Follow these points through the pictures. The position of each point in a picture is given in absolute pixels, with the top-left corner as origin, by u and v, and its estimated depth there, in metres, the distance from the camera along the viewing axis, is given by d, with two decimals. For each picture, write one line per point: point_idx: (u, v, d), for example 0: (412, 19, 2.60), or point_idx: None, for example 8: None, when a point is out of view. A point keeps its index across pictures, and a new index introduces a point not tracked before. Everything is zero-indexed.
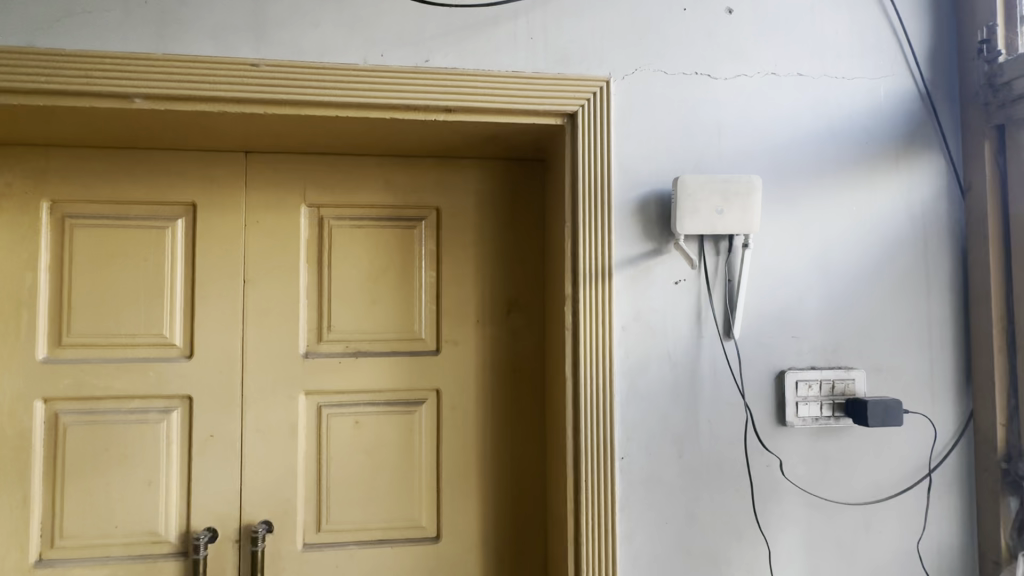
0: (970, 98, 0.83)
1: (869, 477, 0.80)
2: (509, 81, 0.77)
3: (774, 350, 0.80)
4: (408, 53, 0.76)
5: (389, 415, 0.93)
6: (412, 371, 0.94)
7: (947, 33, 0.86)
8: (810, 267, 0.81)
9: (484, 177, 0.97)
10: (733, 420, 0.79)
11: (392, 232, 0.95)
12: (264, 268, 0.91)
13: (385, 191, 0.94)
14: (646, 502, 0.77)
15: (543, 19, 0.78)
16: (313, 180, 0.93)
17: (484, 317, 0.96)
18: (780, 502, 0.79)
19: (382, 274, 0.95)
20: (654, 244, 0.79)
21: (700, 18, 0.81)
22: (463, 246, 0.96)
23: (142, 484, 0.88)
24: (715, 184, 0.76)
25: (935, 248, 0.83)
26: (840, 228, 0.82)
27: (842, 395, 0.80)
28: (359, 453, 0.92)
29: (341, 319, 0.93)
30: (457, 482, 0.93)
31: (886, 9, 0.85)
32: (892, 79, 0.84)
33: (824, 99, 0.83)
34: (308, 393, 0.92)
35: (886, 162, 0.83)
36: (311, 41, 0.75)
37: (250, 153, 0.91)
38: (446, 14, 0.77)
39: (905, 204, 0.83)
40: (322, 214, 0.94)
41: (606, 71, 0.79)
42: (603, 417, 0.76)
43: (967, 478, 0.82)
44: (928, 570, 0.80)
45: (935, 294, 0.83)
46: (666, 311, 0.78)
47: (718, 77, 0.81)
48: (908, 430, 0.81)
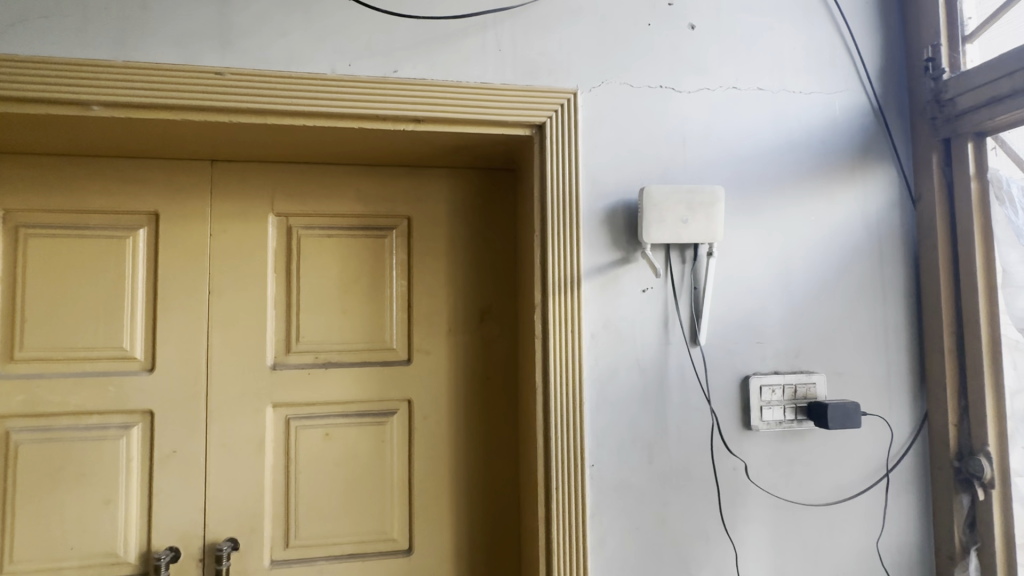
0: (919, 113, 0.87)
1: (831, 478, 0.83)
2: (479, 92, 0.77)
3: (738, 355, 0.82)
4: (377, 64, 0.76)
5: (360, 426, 0.92)
6: (383, 382, 0.93)
7: (897, 50, 0.90)
8: (773, 275, 0.84)
9: (456, 186, 0.97)
10: (700, 425, 0.80)
11: (362, 241, 0.94)
12: (230, 278, 0.89)
13: (356, 200, 0.94)
14: (617, 508, 0.77)
15: (512, 31, 0.79)
16: (281, 190, 0.92)
17: (456, 326, 0.95)
18: (746, 505, 0.80)
19: (353, 283, 0.94)
20: (622, 253, 0.80)
21: (664, 33, 0.83)
22: (435, 255, 0.96)
23: (100, 503, 0.85)
24: (680, 195, 0.77)
25: (889, 254, 0.87)
26: (800, 236, 0.85)
27: (804, 399, 0.82)
28: (328, 466, 0.91)
29: (311, 329, 0.92)
30: (430, 493, 0.93)
31: (839, 27, 0.89)
32: (847, 93, 0.88)
33: (783, 112, 0.86)
34: (276, 405, 0.90)
35: (843, 173, 0.87)
36: (278, 50, 0.75)
37: (216, 161, 0.90)
38: (415, 25, 0.78)
39: (860, 213, 0.87)
40: (290, 224, 0.93)
41: (574, 83, 0.80)
42: (573, 424, 0.77)
43: (923, 477, 0.85)
44: (888, 568, 0.83)
45: (890, 299, 0.86)
46: (635, 318, 0.80)
47: (682, 91, 0.83)
48: (867, 432, 0.84)
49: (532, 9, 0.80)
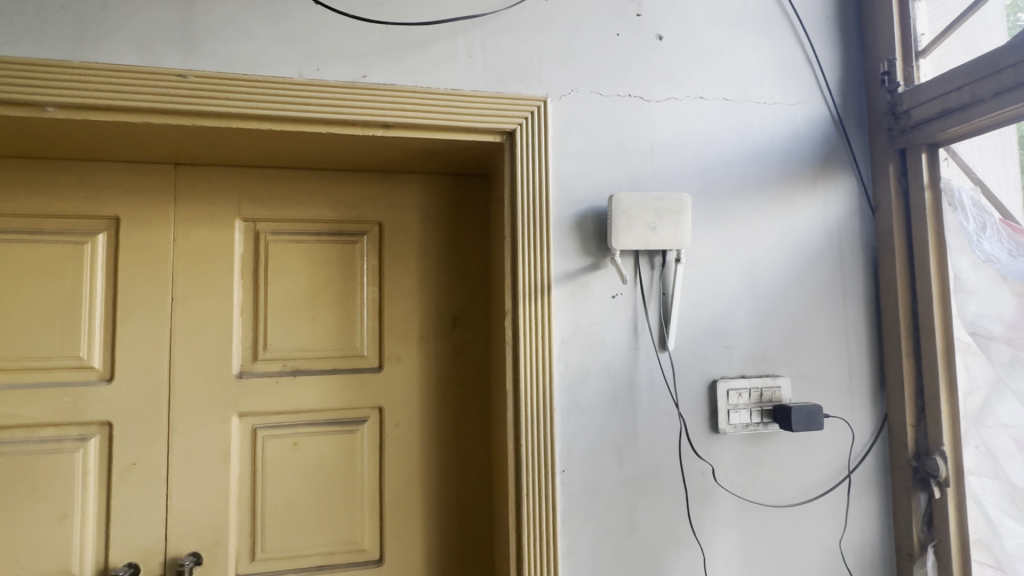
0: (876, 124, 0.90)
1: (796, 479, 0.85)
2: (448, 99, 0.77)
3: (706, 360, 0.83)
4: (346, 68, 0.76)
5: (329, 435, 0.90)
6: (354, 389, 0.91)
7: (855, 63, 0.93)
8: (739, 281, 0.86)
9: (428, 192, 0.97)
10: (669, 429, 0.81)
11: (332, 247, 0.93)
12: (194, 284, 0.87)
13: (326, 206, 0.93)
14: (587, 514, 0.77)
15: (482, 38, 0.80)
16: (248, 195, 0.90)
17: (428, 332, 0.95)
18: (715, 507, 0.81)
19: (322, 289, 0.92)
20: (592, 259, 0.81)
21: (633, 43, 0.85)
22: (407, 261, 0.95)
23: (54, 519, 0.81)
24: (648, 202, 0.79)
25: (850, 261, 0.90)
26: (765, 243, 0.87)
27: (769, 402, 0.84)
28: (296, 476, 0.89)
29: (279, 336, 0.90)
30: (401, 501, 0.92)
31: (801, 41, 0.91)
32: (809, 105, 0.91)
33: (748, 121, 0.88)
34: (242, 414, 0.88)
35: (805, 182, 0.89)
36: (243, 53, 0.74)
37: (180, 165, 0.88)
38: (385, 30, 0.77)
39: (822, 220, 0.89)
40: (258, 229, 0.91)
41: (544, 91, 0.81)
42: (544, 431, 0.77)
43: (883, 476, 0.87)
44: (850, 566, 0.85)
45: (851, 303, 0.89)
46: (605, 324, 0.80)
47: (650, 100, 0.85)
48: (830, 434, 0.86)
49: (502, 16, 0.80)
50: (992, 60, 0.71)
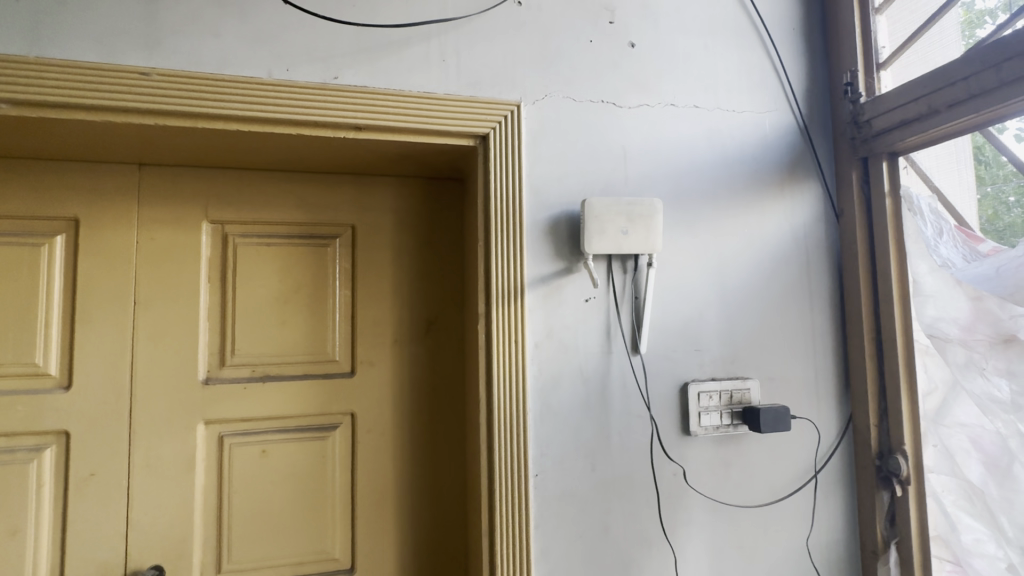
0: (840, 132, 0.93)
1: (766, 480, 0.86)
2: (421, 102, 0.77)
3: (678, 363, 0.84)
4: (317, 70, 0.75)
5: (299, 442, 0.88)
6: (325, 395, 0.90)
7: (820, 74, 0.96)
8: (709, 284, 0.87)
9: (402, 195, 0.96)
10: (641, 432, 0.82)
11: (303, 250, 0.91)
12: (158, 288, 0.85)
13: (297, 208, 0.91)
14: (560, 518, 0.77)
15: (455, 42, 0.80)
16: (216, 196, 0.88)
17: (402, 336, 0.94)
18: (686, 509, 0.82)
19: (293, 293, 0.91)
20: (565, 263, 0.81)
21: (606, 49, 0.86)
22: (380, 265, 0.94)
23: (6, 534, 0.77)
24: (620, 207, 0.79)
25: (816, 265, 0.92)
26: (734, 248, 0.89)
27: (739, 404, 0.85)
28: (265, 485, 0.87)
29: (247, 341, 0.88)
30: (374, 509, 0.90)
31: (769, 51, 0.94)
32: (776, 113, 0.93)
33: (718, 128, 0.90)
34: (208, 422, 0.85)
35: (773, 188, 0.91)
36: (210, 52, 0.72)
37: (145, 165, 0.85)
38: (357, 32, 0.77)
39: (789, 225, 0.92)
40: (226, 231, 0.89)
41: (517, 96, 0.81)
42: (516, 435, 0.76)
43: (848, 476, 0.90)
44: (817, 564, 0.87)
45: (817, 307, 0.91)
46: (579, 327, 0.81)
47: (623, 106, 0.86)
48: (798, 435, 0.88)
49: (476, 20, 0.80)
50: (947, 72, 0.74)
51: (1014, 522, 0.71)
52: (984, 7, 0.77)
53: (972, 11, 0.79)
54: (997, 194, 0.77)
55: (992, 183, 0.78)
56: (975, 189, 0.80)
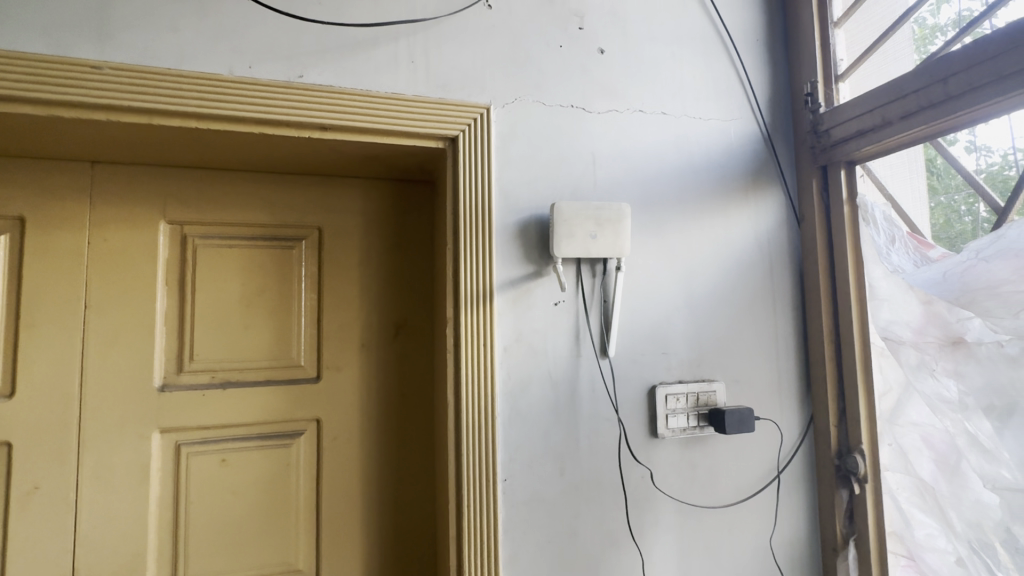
0: (801, 141, 0.96)
1: (731, 480, 0.88)
2: (388, 103, 0.76)
3: (646, 366, 0.85)
4: (281, 67, 0.73)
5: (261, 450, 0.86)
6: (289, 401, 0.87)
7: (783, 84, 0.99)
8: (676, 288, 0.88)
9: (370, 197, 0.94)
10: (609, 435, 0.82)
11: (267, 253, 0.89)
12: (111, 292, 0.81)
13: (261, 209, 0.89)
14: (529, 523, 0.77)
15: (424, 43, 0.79)
16: (174, 196, 0.85)
17: (370, 340, 0.92)
18: (653, 511, 0.83)
19: (256, 297, 0.88)
20: (535, 267, 0.81)
21: (575, 55, 0.86)
22: (347, 267, 0.92)
23: None
24: (589, 211, 0.80)
25: (779, 270, 0.95)
26: (701, 252, 0.90)
27: (705, 406, 0.87)
28: (225, 495, 0.84)
29: (207, 346, 0.85)
30: (340, 518, 0.88)
31: (734, 60, 0.96)
32: (741, 122, 0.95)
33: (685, 135, 0.91)
34: (164, 430, 0.82)
35: (738, 195, 0.94)
36: (168, 47, 0.70)
37: (98, 163, 0.82)
38: (323, 30, 0.75)
39: (753, 231, 0.94)
40: (185, 232, 0.86)
41: (487, 99, 0.81)
42: (484, 440, 0.76)
43: (810, 475, 0.92)
44: (780, 563, 0.89)
45: (780, 310, 0.94)
46: (548, 331, 0.81)
47: (592, 111, 0.86)
48: (761, 436, 0.90)
49: (445, 22, 0.80)
50: (897, 85, 0.77)
51: (962, 517, 0.74)
52: (936, 23, 0.81)
53: (925, 27, 0.83)
54: (949, 203, 0.81)
55: (946, 193, 0.81)
56: (928, 200, 0.84)
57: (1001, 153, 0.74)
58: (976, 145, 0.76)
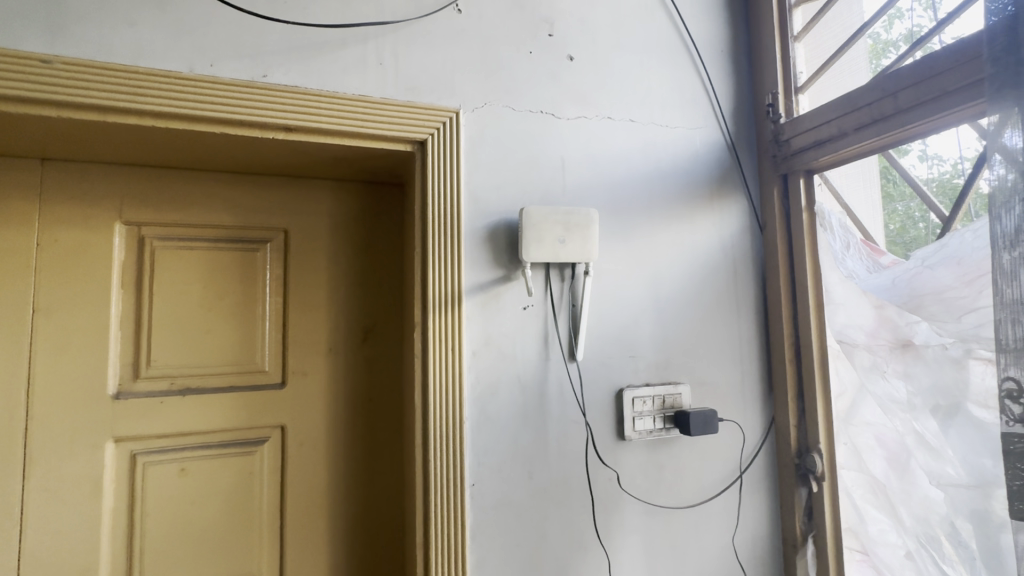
0: (763, 150, 0.99)
1: (696, 480, 0.90)
2: (356, 104, 0.75)
3: (614, 369, 0.86)
4: (244, 67, 0.72)
5: (223, 458, 0.83)
6: (252, 408, 0.85)
7: (746, 94, 1.02)
8: (643, 292, 0.90)
9: (338, 199, 0.93)
10: (577, 438, 0.83)
11: (230, 255, 0.87)
12: (61, 295, 0.77)
13: (224, 210, 0.86)
14: (496, 528, 0.77)
15: (393, 46, 0.79)
16: (132, 195, 0.82)
17: (337, 345, 0.91)
18: (621, 512, 0.84)
19: (219, 300, 0.86)
20: (504, 271, 0.81)
21: (545, 61, 0.87)
22: (314, 271, 0.91)
23: None
24: (557, 216, 0.80)
25: (742, 275, 0.97)
26: (667, 257, 0.92)
27: (671, 408, 0.88)
28: (183, 505, 0.81)
29: (166, 351, 0.82)
30: (305, 525, 0.86)
31: (699, 70, 0.99)
32: (706, 130, 0.98)
33: (652, 142, 0.93)
34: (118, 439, 0.79)
35: (703, 201, 0.96)
36: (125, 42, 0.67)
37: (48, 160, 0.78)
38: (288, 30, 0.74)
39: (718, 236, 0.96)
40: (143, 233, 0.83)
41: (456, 103, 0.81)
42: (453, 444, 0.75)
43: (772, 474, 0.95)
44: (743, 561, 0.91)
45: (744, 314, 0.97)
46: (516, 335, 0.81)
47: (561, 117, 0.87)
48: (725, 437, 0.92)
49: (414, 25, 0.80)
50: (853, 98, 0.80)
51: (911, 513, 0.77)
52: (888, 38, 0.85)
53: (880, 42, 0.86)
54: (905, 210, 0.83)
55: (901, 201, 0.84)
56: (883, 207, 0.87)
57: (951, 162, 0.76)
58: (928, 154, 0.79)
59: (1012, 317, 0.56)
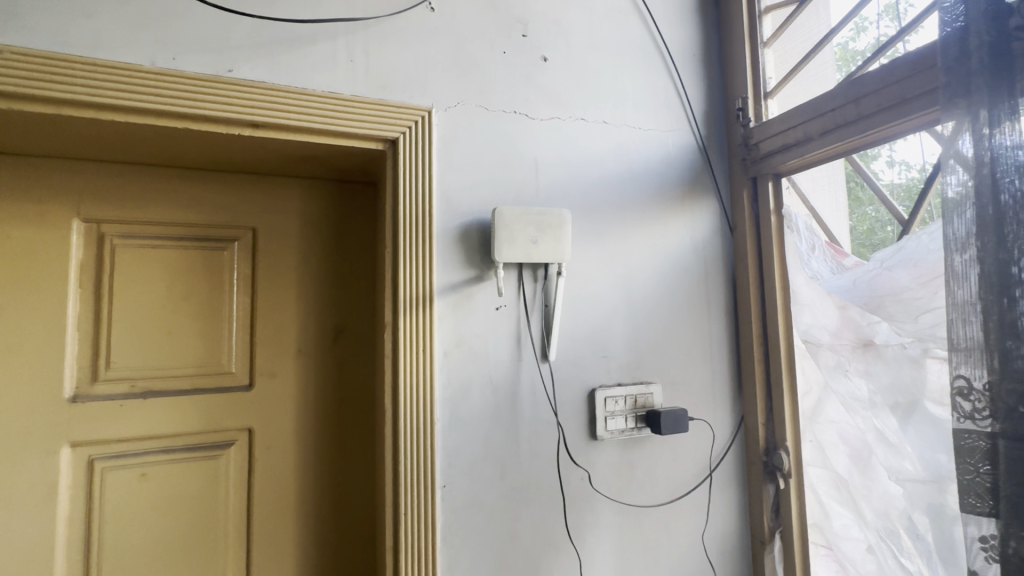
0: (733, 153, 1.01)
1: (667, 479, 0.90)
2: (325, 101, 0.74)
3: (586, 369, 0.87)
4: (209, 61, 0.70)
5: (187, 462, 0.81)
6: (217, 411, 0.83)
7: (717, 98, 1.04)
8: (615, 293, 0.91)
9: (309, 198, 0.92)
10: (549, 438, 0.83)
11: (195, 254, 0.85)
12: (13, 295, 0.74)
13: (189, 208, 0.84)
14: (468, 529, 0.77)
15: (364, 43, 0.78)
16: (90, 191, 0.79)
17: (307, 346, 0.89)
18: (593, 512, 0.84)
19: (184, 300, 0.84)
20: (476, 271, 0.81)
21: (519, 62, 0.87)
22: (283, 270, 0.89)
23: None
24: (530, 216, 0.80)
25: (713, 276, 0.99)
26: (639, 258, 0.93)
27: (643, 407, 0.89)
28: (144, 511, 0.78)
29: (127, 353, 0.80)
30: (272, 530, 0.85)
31: (672, 73, 1.00)
32: (678, 133, 0.99)
33: (625, 144, 0.94)
34: (75, 444, 0.76)
35: (675, 203, 0.97)
36: (81, 33, 0.65)
37: None
38: (255, 24, 0.72)
39: (689, 238, 0.98)
40: (102, 231, 0.80)
41: (429, 102, 0.80)
42: (423, 445, 0.74)
43: (741, 471, 0.96)
44: (712, 558, 0.92)
45: (714, 315, 0.98)
46: (489, 336, 0.81)
47: (535, 118, 0.87)
48: (696, 436, 0.93)
49: (386, 23, 0.79)
50: (818, 104, 0.82)
51: (873, 508, 0.79)
52: (856, 48, 0.86)
53: (847, 50, 0.87)
54: (874, 214, 0.84)
55: (871, 205, 0.85)
56: (853, 211, 0.88)
57: (918, 168, 0.77)
58: (895, 160, 0.80)
59: (962, 317, 0.58)
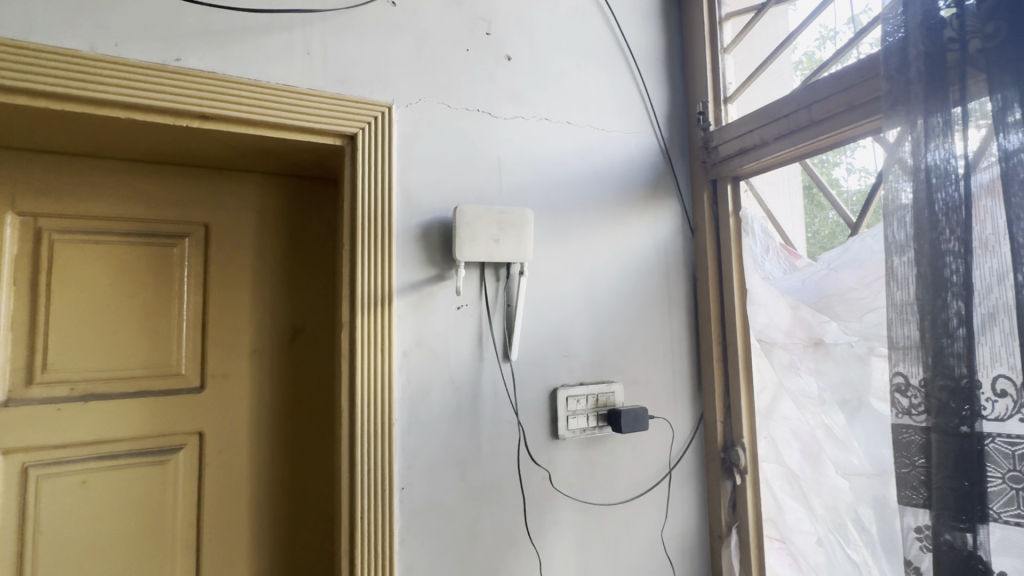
0: (694, 156, 1.03)
1: (628, 477, 0.91)
2: (279, 94, 0.72)
3: (548, 369, 0.87)
4: (155, 49, 0.67)
5: (132, 469, 0.78)
6: (165, 414, 0.80)
7: (679, 102, 1.06)
8: (578, 293, 0.91)
9: (266, 194, 0.89)
10: (510, 437, 0.83)
11: (142, 251, 0.81)
12: None
13: (136, 202, 0.81)
14: (426, 531, 0.76)
15: (321, 36, 0.76)
16: (26, 184, 0.75)
17: (262, 346, 0.87)
18: (553, 511, 0.85)
19: (130, 298, 0.80)
20: (437, 270, 0.80)
21: (482, 60, 0.86)
22: (238, 268, 0.86)
23: None
24: (491, 215, 0.80)
25: (674, 276, 1.00)
26: (602, 259, 0.94)
27: (604, 406, 0.90)
28: (84, 520, 0.75)
29: (66, 355, 0.76)
30: (224, 537, 0.82)
31: (635, 76, 1.01)
32: (641, 135, 1.00)
33: (589, 145, 0.95)
34: (7, 451, 0.72)
35: (638, 205, 0.98)
36: (12, 14, 0.61)
37: None
38: (205, 12, 0.70)
39: (652, 239, 0.99)
40: (40, 226, 0.75)
41: (389, 97, 0.79)
42: (381, 447, 0.73)
43: (700, 468, 0.98)
44: (671, 553, 0.94)
45: (675, 314, 1.00)
46: (450, 335, 0.80)
47: (498, 117, 0.87)
48: (656, 434, 0.95)
49: (345, 16, 0.77)
50: (773, 109, 0.84)
51: (822, 502, 0.82)
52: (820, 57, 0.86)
53: (813, 60, 0.88)
54: (835, 219, 0.85)
55: (831, 210, 0.86)
56: (815, 217, 0.89)
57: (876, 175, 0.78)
58: (855, 167, 0.81)
59: (901, 317, 0.61)
